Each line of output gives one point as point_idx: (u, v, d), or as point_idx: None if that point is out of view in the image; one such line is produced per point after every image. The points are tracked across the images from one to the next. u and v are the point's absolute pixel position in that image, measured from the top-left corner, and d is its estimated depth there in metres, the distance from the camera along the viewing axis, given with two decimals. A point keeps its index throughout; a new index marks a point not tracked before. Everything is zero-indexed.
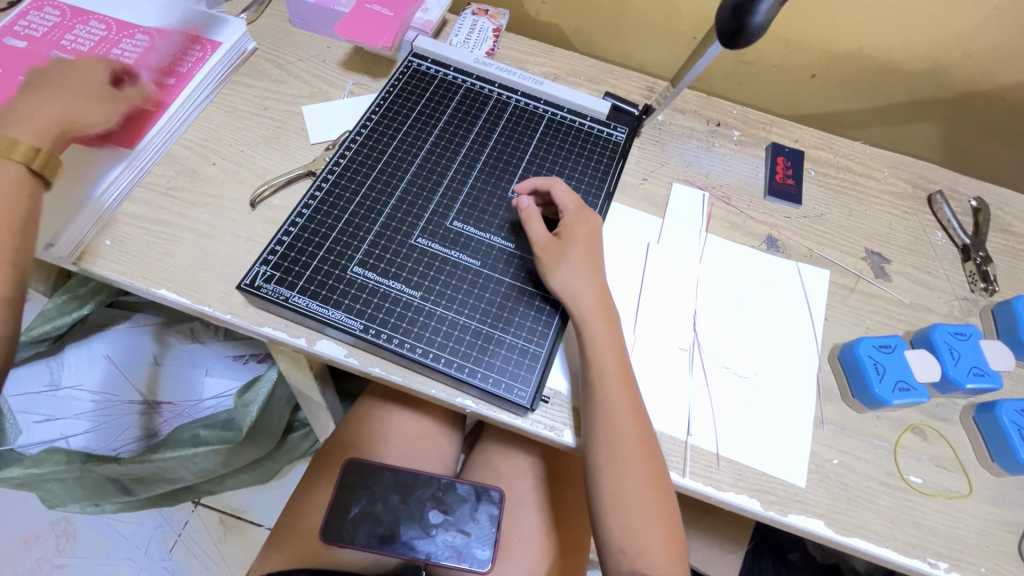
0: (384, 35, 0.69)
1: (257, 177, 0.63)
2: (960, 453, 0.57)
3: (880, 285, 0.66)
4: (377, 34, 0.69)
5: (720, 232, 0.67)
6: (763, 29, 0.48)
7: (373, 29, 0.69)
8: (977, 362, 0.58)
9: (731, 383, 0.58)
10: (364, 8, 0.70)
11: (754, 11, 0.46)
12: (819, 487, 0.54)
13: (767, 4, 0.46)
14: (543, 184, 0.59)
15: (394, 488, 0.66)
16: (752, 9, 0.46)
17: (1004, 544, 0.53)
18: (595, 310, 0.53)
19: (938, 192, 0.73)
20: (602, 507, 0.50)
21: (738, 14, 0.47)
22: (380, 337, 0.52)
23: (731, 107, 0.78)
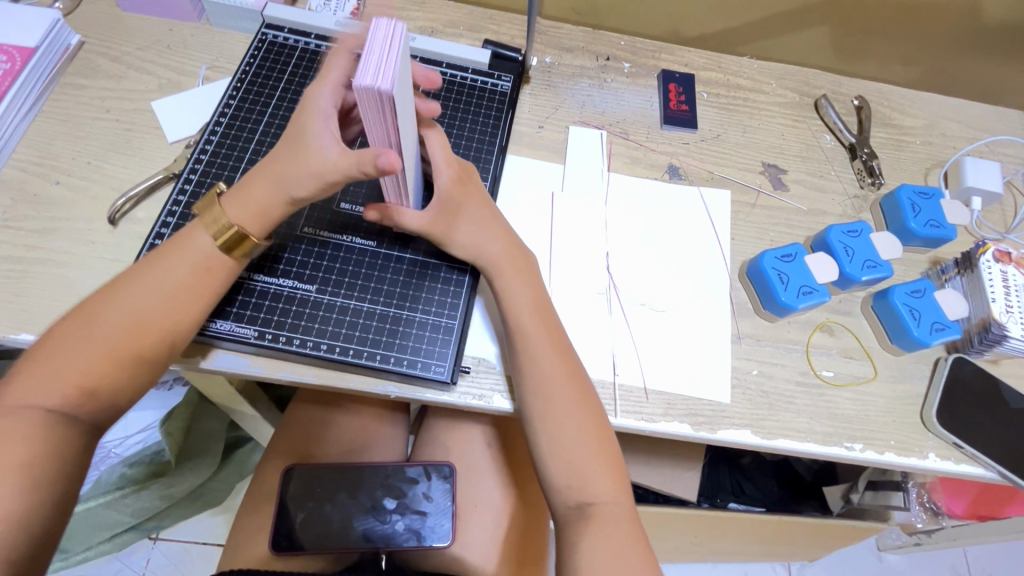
0: None
1: (113, 190, 0.57)
2: (864, 341, 0.61)
3: (779, 196, 0.68)
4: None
5: (623, 168, 0.67)
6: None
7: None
8: (869, 254, 0.61)
9: (651, 319, 0.59)
10: None
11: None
12: (743, 400, 0.56)
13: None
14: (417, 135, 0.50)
15: (341, 486, 0.64)
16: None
17: (908, 415, 0.58)
18: (502, 261, 0.51)
19: (823, 96, 0.75)
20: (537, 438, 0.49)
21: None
22: (280, 340, 0.49)
23: (619, 39, 0.76)
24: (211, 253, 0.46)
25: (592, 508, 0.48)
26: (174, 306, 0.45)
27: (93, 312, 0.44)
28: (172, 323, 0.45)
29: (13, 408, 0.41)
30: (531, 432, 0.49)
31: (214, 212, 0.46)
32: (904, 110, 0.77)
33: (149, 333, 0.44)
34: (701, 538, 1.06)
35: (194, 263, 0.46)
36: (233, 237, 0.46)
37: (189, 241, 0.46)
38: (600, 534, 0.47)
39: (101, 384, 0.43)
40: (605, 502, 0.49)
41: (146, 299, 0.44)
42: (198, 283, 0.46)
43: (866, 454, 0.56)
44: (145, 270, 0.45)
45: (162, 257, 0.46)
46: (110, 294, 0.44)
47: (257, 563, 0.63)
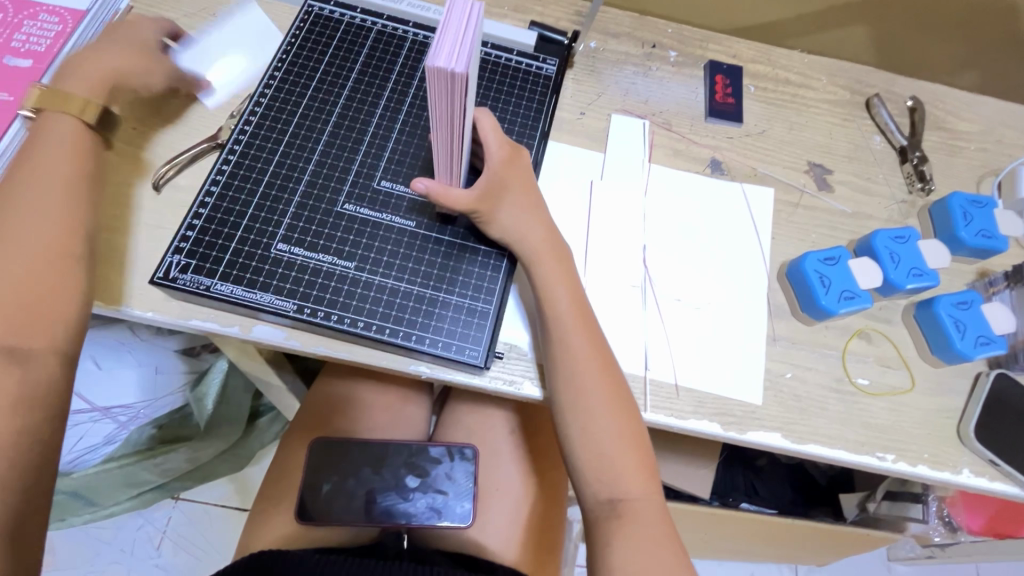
0: None
1: (158, 157, 0.57)
2: (903, 350, 0.59)
3: (823, 197, 0.66)
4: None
5: (664, 160, 0.65)
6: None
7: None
8: (916, 262, 0.59)
9: (686, 316, 0.58)
10: None
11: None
12: (774, 402, 0.55)
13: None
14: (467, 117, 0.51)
15: (365, 461, 0.64)
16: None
17: (944, 429, 0.57)
18: (542, 249, 0.51)
19: (875, 95, 0.73)
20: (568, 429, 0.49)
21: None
22: (317, 315, 0.49)
23: (666, 26, 0.74)
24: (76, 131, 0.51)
25: (620, 502, 0.48)
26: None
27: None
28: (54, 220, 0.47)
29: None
30: (561, 422, 0.49)
31: (52, 99, 0.51)
32: (960, 114, 0.74)
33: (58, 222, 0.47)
34: (710, 535, 1.06)
35: (60, 144, 0.50)
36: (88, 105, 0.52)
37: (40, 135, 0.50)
38: (628, 530, 0.48)
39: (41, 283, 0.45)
40: (632, 497, 0.49)
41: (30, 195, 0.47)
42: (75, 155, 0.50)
43: (898, 466, 0.55)
44: (23, 173, 0.48)
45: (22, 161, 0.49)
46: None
47: (281, 529, 0.64)
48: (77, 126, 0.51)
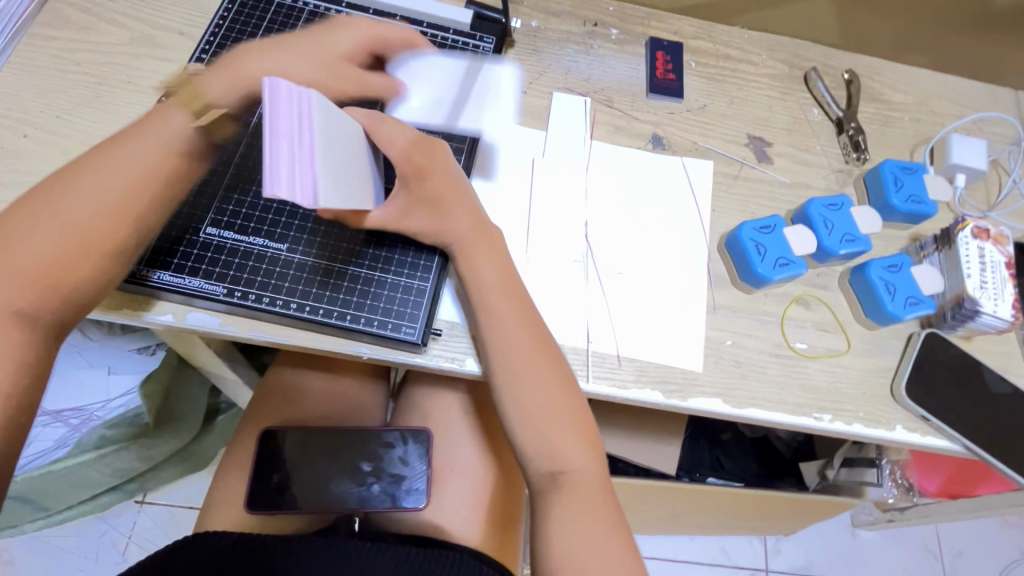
0: None
1: (83, 145, 0.55)
2: (839, 315, 0.61)
3: (763, 169, 0.67)
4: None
5: (606, 137, 0.66)
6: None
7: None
8: (848, 228, 0.61)
9: (628, 287, 0.59)
10: None
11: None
12: (714, 369, 0.57)
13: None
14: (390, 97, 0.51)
15: (316, 450, 0.64)
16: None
17: (878, 389, 0.59)
18: (476, 226, 0.51)
19: (812, 69, 0.74)
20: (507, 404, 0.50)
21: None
22: (250, 299, 0.49)
23: (608, 4, 0.74)
24: (179, 138, 0.46)
25: (563, 474, 0.49)
26: (96, 203, 0.43)
27: (59, 195, 0.43)
28: (106, 226, 0.43)
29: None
30: (500, 396, 0.50)
31: (192, 90, 0.47)
32: (895, 85, 0.76)
33: (108, 220, 0.43)
34: (678, 510, 1.08)
35: (160, 141, 0.45)
36: (209, 117, 0.47)
37: (152, 125, 0.46)
38: (569, 499, 0.49)
39: (52, 276, 0.42)
40: (573, 469, 0.49)
41: (98, 192, 0.43)
42: (161, 162, 0.45)
43: (835, 425, 0.56)
44: (116, 147, 0.45)
45: (136, 134, 0.45)
46: (70, 183, 0.44)
47: (233, 521, 0.64)
48: (179, 130, 0.46)
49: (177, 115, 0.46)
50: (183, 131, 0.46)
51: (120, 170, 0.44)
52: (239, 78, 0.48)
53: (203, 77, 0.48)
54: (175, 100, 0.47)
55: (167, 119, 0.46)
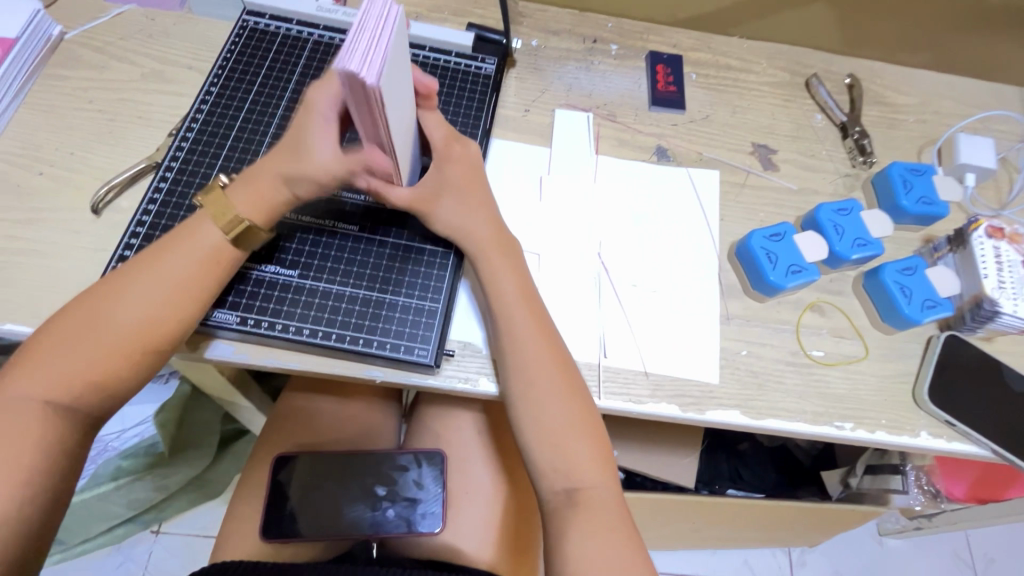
0: None
1: (96, 180, 0.56)
2: (855, 320, 0.60)
3: (769, 176, 0.67)
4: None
5: (611, 151, 0.66)
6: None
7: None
8: (859, 233, 0.60)
9: (641, 300, 0.58)
10: None
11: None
12: (731, 380, 0.56)
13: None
14: None
15: (330, 474, 0.63)
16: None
17: (900, 394, 0.57)
18: (490, 241, 0.51)
19: (813, 75, 0.74)
20: (523, 422, 0.49)
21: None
22: (263, 326, 0.49)
23: (606, 21, 0.75)
24: (221, 245, 0.46)
25: (578, 493, 0.48)
26: (140, 312, 0.44)
27: (103, 304, 0.44)
28: (147, 335, 0.44)
29: (28, 394, 0.42)
30: (515, 414, 0.49)
31: (218, 200, 0.46)
32: (897, 87, 0.76)
33: (161, 325, 0.45)
34: (698, 525, 1.06)
35: (202, 252, 0.46)
36: (240, 227, 0.46)
37: (193, 233, 0.46)
38: (585, 517, 0.47)
39: (99, 374, 0.44)
40: (588, 487, 0.48)
41: (146, 300, 0.44)
42: (210, 269, 0.46)
43: (857, 433, 0.55)
44: (161, 254, 0.46)
45: (182, 240, 0.46)
46: (112, 291, 0.44)
47: (250, 550, 0.63)
48: (218, 243, 0.46)
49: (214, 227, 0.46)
50: (217, 240, 0.46)
51: (159, 280, 0.45)
52: (264, 194, 0.46)
53: (232, 189, 0.47)
54: (211, 208, 0.47)
55: (207, 228, 0.46)
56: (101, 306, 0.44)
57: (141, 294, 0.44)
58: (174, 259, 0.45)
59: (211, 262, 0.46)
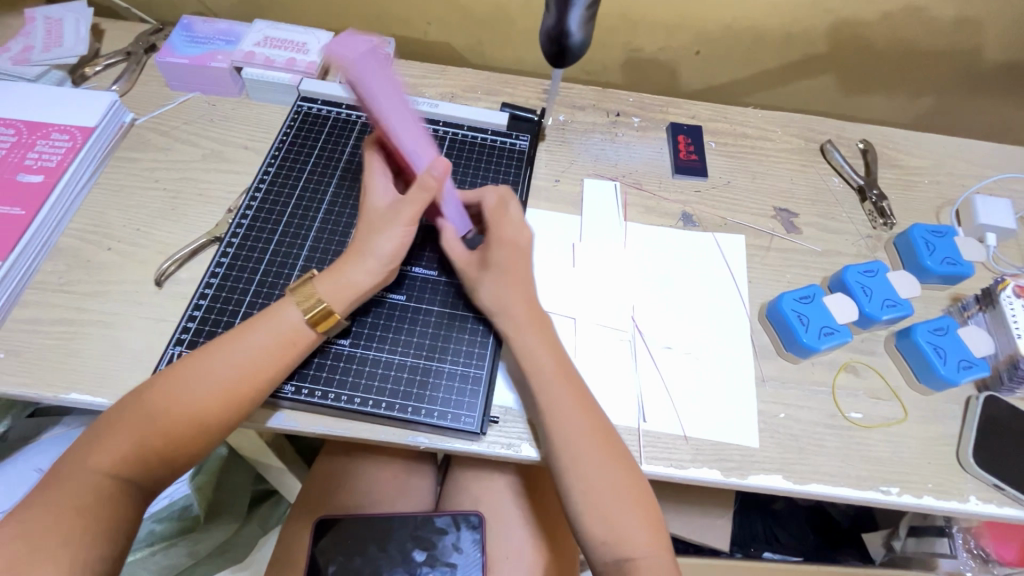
0: None
1: (159, 254, 0.60)
2: (891, 381, 0.61)
3: (792, 238, 0.70)
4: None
5: (638, 218, 0.69)
6: (585, 44, 0.52)
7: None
8: (888, 294, 0.62)
9: (677, 363, 0.59)
10: None
11: (569, 34, 0.51)
12: (771, 443, 0.56)
13: (577, 25, 0.50)
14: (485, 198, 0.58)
15: (371, 539, 0.65)
16: (565, 34, 0.51)
17: (943, 457, 0.57)
18: (526, 316, 0.53)
19: (828, 141, 0.78)
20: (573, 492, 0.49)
21: (557, 40, 0.52)
22: (315, 394, 0.51)
23: (627, 96, 0.80)
24: (300, 326, 0.50)
25: (630, 563, 0.47)
26: (218, 387, 0.47)
27: (178, 383, 0.46)
28: (221, 410, 0.47)
29: (93, 462, 0.44)
30: (562, 482, 0.50)
31: (306, 287, 0.51)
32: (910, 151, 0.79)
33: (230, 401, 0.47)
34: None
35: (280, 334, 0.49)
36: (321, 310, 0.50)
37: (273, 317, 0.50)
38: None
39: (166, 449, 0.46)
40: (642, 557, 0.48)
41: (219, 379, 0.47)
42: (283, 350, 0.49)
43: (904, 498, 0.55)
44: (236, 338, 0.49)
45: (252, 325, 0.50)
46: (195, 367, 0.47)
47: None
48: (297, 325, 0.50)
49: (297, 309, 0.50)
50: (297, 320, 0.50)
51: (238, 358, 0.48)
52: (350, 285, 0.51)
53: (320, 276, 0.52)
54: (292, 297, 0.51)
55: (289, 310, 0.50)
56: (180, 380, 0.47)
57: (219, 370, 0.47)
58: (254, 340, 0.49)
59: (287, 343, 0.49)
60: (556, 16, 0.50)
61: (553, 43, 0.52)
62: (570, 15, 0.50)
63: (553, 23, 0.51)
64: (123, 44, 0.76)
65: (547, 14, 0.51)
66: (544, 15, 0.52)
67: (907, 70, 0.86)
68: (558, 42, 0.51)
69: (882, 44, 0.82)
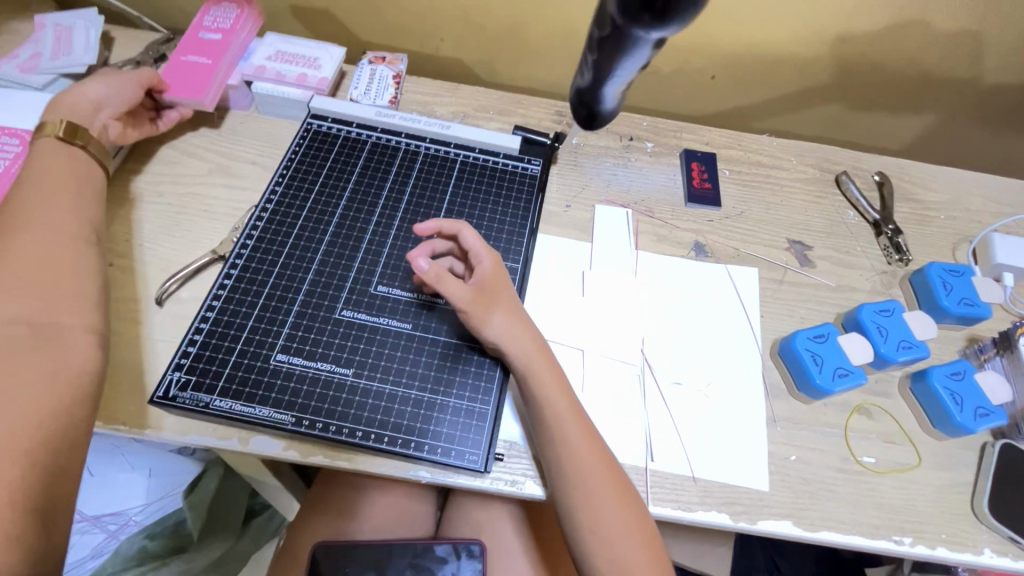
0: (205, 90, 0.66)
1: (161, 271, 0.59)
2: (905, 425, 0.59)
3: (806, 273, 0.68)
4: (196, 86, 0.65)
5: (650, 246, 0.68)
6: (616, 109, 0.47)
7: (191, 82, 0.65)
8: (904, 335, 0.60)
9: (686, 400, 0.58)
10: (180, 60, 0.67)
11: (599, 102, 0.46)
12: (781, 487, 0.55)
13: (610, 95, 0.45)
14: (449, 228, 0.55)
15: (370, 565, 0.63)
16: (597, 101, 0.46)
17: (958, 506, 0.55)
18: (533, 354, 0.51)
19: (843, 173, 0.77)
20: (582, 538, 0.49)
21: (585, 104, 0.47)
22: (316, 426, 0.49)
23: (641, 119, 0.79)
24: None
25: None
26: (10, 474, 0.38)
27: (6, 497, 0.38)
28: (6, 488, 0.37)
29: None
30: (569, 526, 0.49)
31: None
32: (927, 184, 0.78)
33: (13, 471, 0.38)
34: None
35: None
36: None
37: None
38: None
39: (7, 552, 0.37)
40: None
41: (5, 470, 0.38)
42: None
43: (917, 549, 0.53)
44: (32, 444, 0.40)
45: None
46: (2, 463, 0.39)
47: None
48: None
49: None
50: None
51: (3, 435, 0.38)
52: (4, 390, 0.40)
53: None
54: None
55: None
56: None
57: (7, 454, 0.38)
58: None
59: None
60: (590, 82, 0.45)
61: (582, 106, 0.47)
62: (604, 86, 0.44)
63: (584, 86, 0.45)
64: (134, 53, 0.75)
65: (580, 74, 0.46)
66: (578, 70, 0.46)
67: (925, 102, 0.85)
68: (587, 107, 0.46)
69: (902, 75, 0.81)
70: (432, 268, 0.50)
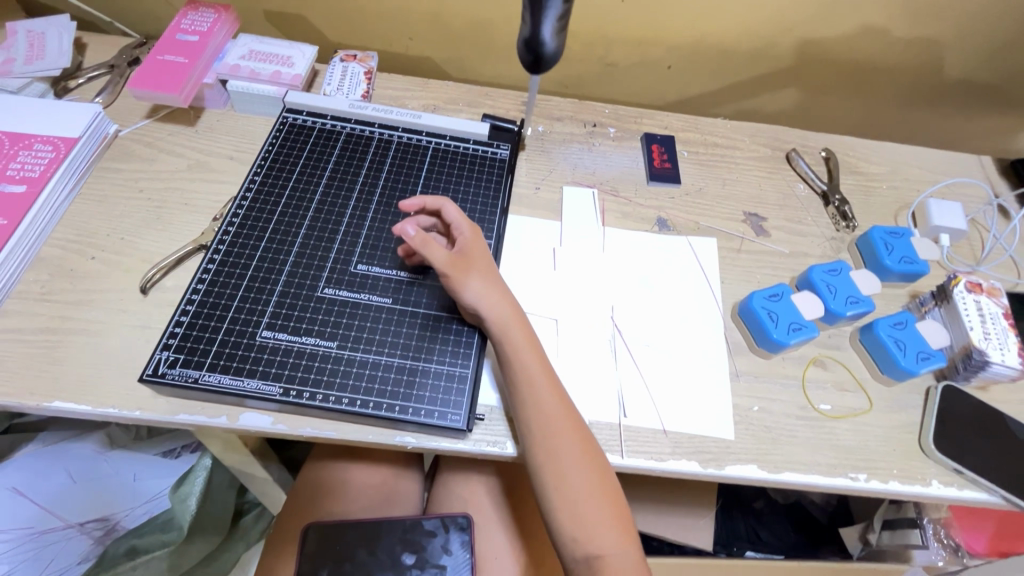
0: (178, 84, 0.67)
1: (144, 262, 0.61)
2: (857, 374, 0.64)
3: (762, 241, 0.73)
4: (171, 83, 0.67)
5: (615, 223, 0.72)
6: (558, 52, 0.54)
7: (166, 79, 0.67)
8: (851, 291, 0.65)
9: (655, 361, 0.62)
10: (155, 59, 0.69)
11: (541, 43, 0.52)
12: (746, 434, 0.58)
13: (550, 34, 0.52)
14: (432, 203, 0.58)
15: (361, 542, 0.65)
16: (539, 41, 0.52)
17: (907, 443, 0.60)
18: (507, 319, 0.54)
19: (793, 150, 0.82)
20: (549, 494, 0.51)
21: (531, 50, 0.53)
22: (303, 396, 0.51)
23: (603, 108, 0.84)
24: None
25: (602, 561, 0.50)
26: None
27: None
28: None
29: None
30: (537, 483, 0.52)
31: None
32: (869, 158, 0.84)
33: None
34: None
35: None
36: None
37: None
38: None
39: None
40: (610, 554, 0.51)
41: None
42: None
43: (872, 484, 0.57)
44: None
45: None
46: None
47: None
48: None
49: None
50: None
51: None
52: None
53: None
54: None
55: None
56: None
57: None
58: None
59: None
60: (530, 27, 0.52)
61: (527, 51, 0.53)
62: (542, 26, 0.51)
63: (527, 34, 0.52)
64: (107, 58, 0.77)
65: (523, 24, 0.53)
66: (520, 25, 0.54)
67: (865, 84, 0.91)
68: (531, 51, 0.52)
69: (841, 60, 0.87)
70: (418, 234, 0.53)
